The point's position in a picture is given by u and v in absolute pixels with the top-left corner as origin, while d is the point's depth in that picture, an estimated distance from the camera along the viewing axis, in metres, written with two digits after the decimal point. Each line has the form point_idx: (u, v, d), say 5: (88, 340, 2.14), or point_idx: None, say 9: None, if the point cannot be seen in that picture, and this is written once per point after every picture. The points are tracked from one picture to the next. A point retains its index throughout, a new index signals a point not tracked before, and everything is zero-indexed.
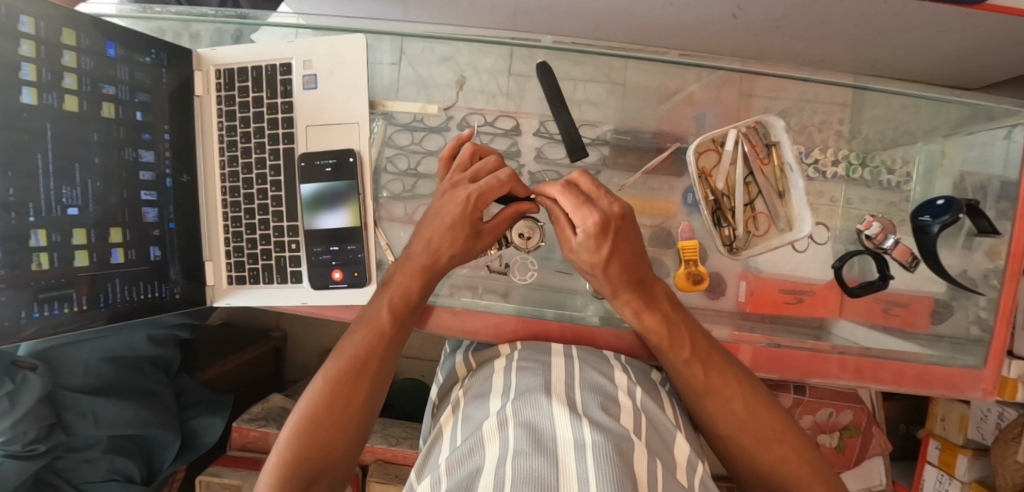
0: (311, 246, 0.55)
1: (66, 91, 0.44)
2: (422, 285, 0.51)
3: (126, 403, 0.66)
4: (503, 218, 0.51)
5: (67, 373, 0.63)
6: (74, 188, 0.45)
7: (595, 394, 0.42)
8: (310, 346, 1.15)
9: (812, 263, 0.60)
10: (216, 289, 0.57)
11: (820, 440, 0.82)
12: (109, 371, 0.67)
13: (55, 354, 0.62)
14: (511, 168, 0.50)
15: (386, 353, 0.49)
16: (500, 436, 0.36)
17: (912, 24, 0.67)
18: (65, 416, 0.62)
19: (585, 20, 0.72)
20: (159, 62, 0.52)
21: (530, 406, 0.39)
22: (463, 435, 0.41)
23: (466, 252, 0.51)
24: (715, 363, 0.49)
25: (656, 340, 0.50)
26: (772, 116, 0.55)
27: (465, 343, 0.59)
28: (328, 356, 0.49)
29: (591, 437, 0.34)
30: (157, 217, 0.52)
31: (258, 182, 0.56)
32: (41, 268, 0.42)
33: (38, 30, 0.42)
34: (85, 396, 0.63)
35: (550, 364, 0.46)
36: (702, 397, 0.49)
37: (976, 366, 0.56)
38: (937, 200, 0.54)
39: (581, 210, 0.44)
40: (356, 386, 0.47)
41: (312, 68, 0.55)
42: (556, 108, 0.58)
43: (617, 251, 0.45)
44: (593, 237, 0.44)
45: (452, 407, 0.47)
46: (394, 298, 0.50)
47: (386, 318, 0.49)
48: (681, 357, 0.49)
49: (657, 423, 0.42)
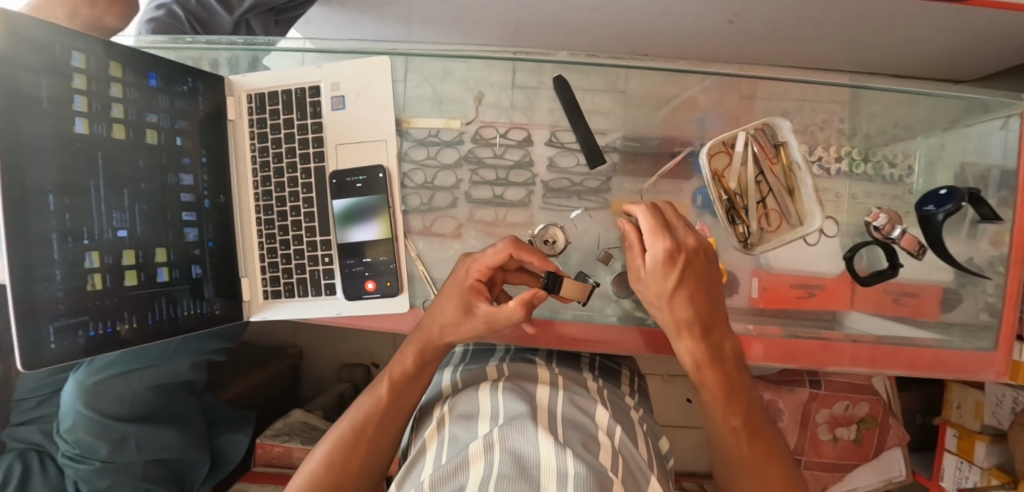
0: (344, 259, 0.57)
1: (114, 121, 0.47)
2: (416, 357, 0.53)
3: (161, 433, 0.68)
4: (506, 307, 0.48)
5: (120, 404, 0.65)
6: (123, 212, 0.47)
7: (576, 430, 0.41)
8: (330, 359, 1.19)
9: (824, 257, 0.62)
10: (253, 304, 0.60)
11: (838, 432, 0.87)
12: (151, 399, 0.68)
13: (106, 381, 0.65)
14: (510, 236, 0.50)
15: (383, 423, 0.50)
16: (485, 459, 0.36)
17: (898, 24, 0.73)
18: (110, 444, 0.64)
19: (604, 28, 0.81)
20: (195, 90, 0.55)
21: (517, 431, 0.38)
22: (449, 454, 0.40)
23: (456, 326, 0.51)
24: (771, 443, 0.47)
25: (710, 396, 0.49)
26: (779, 117, 0.58)
27: (456, 362, 0.61)
28: (342, 417, 0.52)
29: (574, 470, 0.33)
30: (196, 237, 0.55)
31: (292, 200, 0.58)
32: (96, 289, 0.44)
33: (89, 65, 0.45)
34: (131, 426, 0.66)
35: (537, 393, 0.47)
36: (744, 471, 0.46)
37: (988, 349, 0.58)
38: (939, 191, 0.56)
39: (656, 235, 0.47)
40: (352, 451, 0.48)
41: (340, 90, 0.57)
42: (573, 119, 0.61)
43: (686, 280, 0.47)
44: (664, 260, 0.46)
45: (438, 423, 0.46)
46: (394, 368, 0.53)
47: (386, 389, 0.52)
48: (738, 424, 0.47)
49: (631, 463, 0.40)
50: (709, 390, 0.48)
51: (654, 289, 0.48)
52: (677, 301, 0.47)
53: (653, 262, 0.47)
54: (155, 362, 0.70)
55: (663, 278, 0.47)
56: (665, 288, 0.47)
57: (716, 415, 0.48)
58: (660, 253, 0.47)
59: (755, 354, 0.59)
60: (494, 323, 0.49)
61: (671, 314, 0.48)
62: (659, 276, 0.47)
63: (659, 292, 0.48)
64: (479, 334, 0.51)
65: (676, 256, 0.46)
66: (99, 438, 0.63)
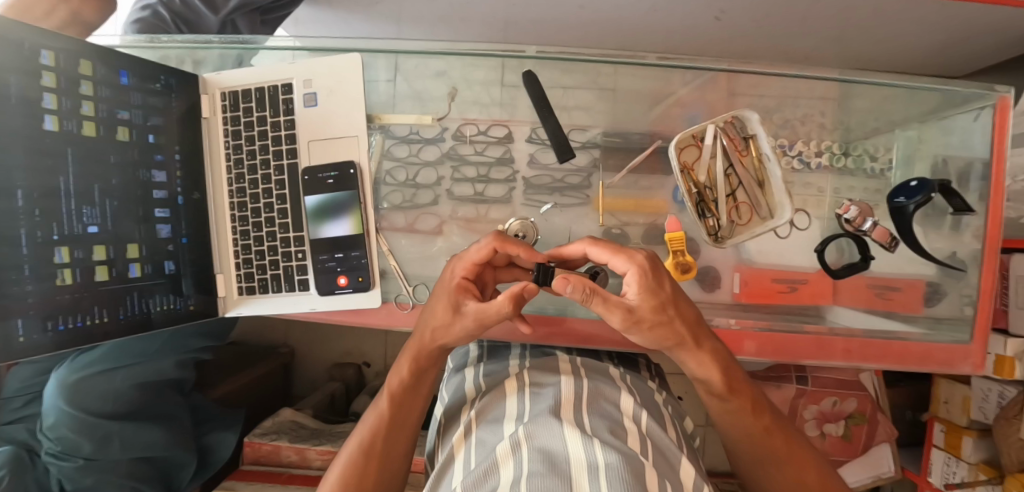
0: (316, 254, 0.58)
1: (84, 118, 0.47)
2: (410, 367, 0.51)
3: (145, 430, 0.69)
4: (494, 306, 0.44)
5: (102, 400, 0.66)
6: (94, 207, 0.48)
7: (603, 419, 0.40)
8: (323, 359, 1.19)
9: (793, 250, 0.62)
10: (228, 300, 0.60)
11: (827, 429, 0.86)
12: (134, 397, 0.69)
13: (89, 377, 0.66)
14: (495, 232, 0.49)
15: (389, 437, 0.50)
16: (513, 458, 0.35)
17: (884, 19, 0.73)
18: (93, 441, 0.65)
19: (590, 27, 0.82)
20: (169, 88, 0.55)
21: (543, 429, 0.37)
22: (477, 458, 0.40)
23: (447, 326, 0.48)
24: (794, 433, 0.48)
25: (728, 402, 0.47)
26: (747, 110, 0.57)
27: (474, 359, 0.59)
28: (349, 436, 0.51)
29: (604, 459, 0.32)
30: (170, 233, 0.55)
31: (265, 197, 0.59)
32: (65, 283, 0.44)
33: (59, 62, 0.45)
34: (115, 423, 0.66)
35: (561, 385, 0.45)
36: (776, 465, 0.47)
37: (967, 343, 0.58)
38: (910, 183, 0.56)
39: (624, 254, 0.42)
40: (365, 469, 0.48)
41: (313, 86, 0.58)
42: (542, 113, 0.59)
43: (671, 299, 0.41)
44: (646, 277, 0.41)
45: (463, 429, 0.45)
46: (392, 383, 0.52)
47: (386, 404, 0.51)
48: (763, 423, 0.47)
49: (661, 446, 0.40)
50: (733, 401, 0.46)
51: (650, 313, 0.41)
52: (673, 318, 0.42)
53: (636, 286, 0.41)
54: (138, 360, 0.71)
55: (654, 294, 0.41)
56: (660, 306, 0.41)
57: (741, 419, 0.47)
58: (636, 276, 0.41)
59: (749, 351, 0.58)
60: (485, 322, 0.46)
61: (673, 334, 0.43)
62: (647, 298, 0.40)
63: (651, 316, 0.41)
64: (470, 334, 0.48)
65: (652, 270, 0.41)
66: (83, 436, 0.64)
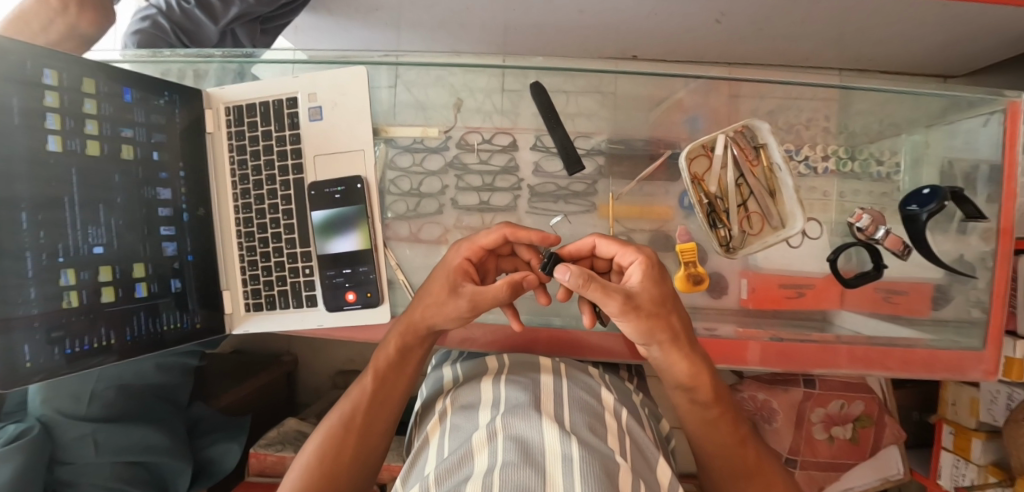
0: (323, 270, 0.57)
1: (88, 137, 0.46)
2: (400, 345, 0.50)
3: (133, 429, 0.66)
4: (494, 288, 0.44)
5: (75, 401, 0.64)
6: (99, 227, 0.47)
7: (583, 414, 0.40)
8: (326, 366, 1.18)
9: (807, 258, 0.62)
10: (235, 316, 0.59)
11: (834, 432, 0.85)
12: (117, 400, 0.68)
13: (66, 381, 0.65)
14: (505, 221, 0.50)
15: (371, 413, 0.50)
16: (490, 447, 0.34)
17: (884, 20, 0.73)
18: (67, 442, 0.62)
19: (589, 30, 0.81)
20: (172, 103, 0.55)
21: (520, 420, 0.37)
22: (452, 445, 0.39)
23: (442, 307, 0.47)
24: (764, 450, 0.49)
25: (704, 413, 0.48)
26: (758, 120, 0.57)
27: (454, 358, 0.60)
28: (330, 410, 0.52)
29: (577, 452, 0.32)
30: (175, 251, 0.54)
31: (270, 212, 0.58)
32: (71, 306, 0.44)
33: (61, 81, 0.44)
34: (92, 423, 0.64)
35: (539, 380, 0.45)
36: (746, 480, 0.46)
37: (977, 347, 0.57)
38: (923, 190, 0.56)
39: (630, 248, 0.44)
40: (343, 442, 0.48)
41: (316, 100, 0.57)
42: (550, 124, 0.60)
43: (670, 295, 0.43)
44: (652, 269, 0.42)
45: (439, 416, 0.45)
46: (378, 360, 0.51)
47: (372, 378, 0.51)
48: (738, 434, 0.48)
49: (639, 444, 0.41)
50: (713, 409, 0.47)
51: (651, 304, 0.41)
52: (671, 314, 0.42)
53: (641, 275, 0.42)
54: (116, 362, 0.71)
55: (657, 286, 0.41)
56: (662, 297, 0.41)
57: (715, 428, 0.48)
58: (645, 265, 0.42)
59: (753, 358, 0.58)
60: (480, 305, 0.45)
61: (670, 330, 0.42)
62: (649, 289, 0.41)
63: (652, 307, 0.40)
64: (464, 317, 0.47)
65: (659, 267, 0.43)
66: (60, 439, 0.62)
